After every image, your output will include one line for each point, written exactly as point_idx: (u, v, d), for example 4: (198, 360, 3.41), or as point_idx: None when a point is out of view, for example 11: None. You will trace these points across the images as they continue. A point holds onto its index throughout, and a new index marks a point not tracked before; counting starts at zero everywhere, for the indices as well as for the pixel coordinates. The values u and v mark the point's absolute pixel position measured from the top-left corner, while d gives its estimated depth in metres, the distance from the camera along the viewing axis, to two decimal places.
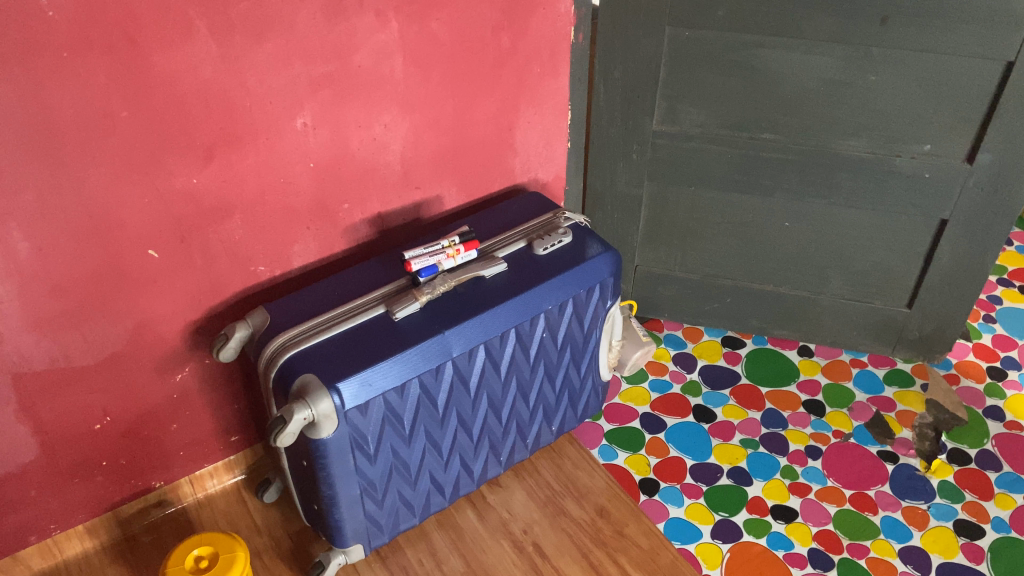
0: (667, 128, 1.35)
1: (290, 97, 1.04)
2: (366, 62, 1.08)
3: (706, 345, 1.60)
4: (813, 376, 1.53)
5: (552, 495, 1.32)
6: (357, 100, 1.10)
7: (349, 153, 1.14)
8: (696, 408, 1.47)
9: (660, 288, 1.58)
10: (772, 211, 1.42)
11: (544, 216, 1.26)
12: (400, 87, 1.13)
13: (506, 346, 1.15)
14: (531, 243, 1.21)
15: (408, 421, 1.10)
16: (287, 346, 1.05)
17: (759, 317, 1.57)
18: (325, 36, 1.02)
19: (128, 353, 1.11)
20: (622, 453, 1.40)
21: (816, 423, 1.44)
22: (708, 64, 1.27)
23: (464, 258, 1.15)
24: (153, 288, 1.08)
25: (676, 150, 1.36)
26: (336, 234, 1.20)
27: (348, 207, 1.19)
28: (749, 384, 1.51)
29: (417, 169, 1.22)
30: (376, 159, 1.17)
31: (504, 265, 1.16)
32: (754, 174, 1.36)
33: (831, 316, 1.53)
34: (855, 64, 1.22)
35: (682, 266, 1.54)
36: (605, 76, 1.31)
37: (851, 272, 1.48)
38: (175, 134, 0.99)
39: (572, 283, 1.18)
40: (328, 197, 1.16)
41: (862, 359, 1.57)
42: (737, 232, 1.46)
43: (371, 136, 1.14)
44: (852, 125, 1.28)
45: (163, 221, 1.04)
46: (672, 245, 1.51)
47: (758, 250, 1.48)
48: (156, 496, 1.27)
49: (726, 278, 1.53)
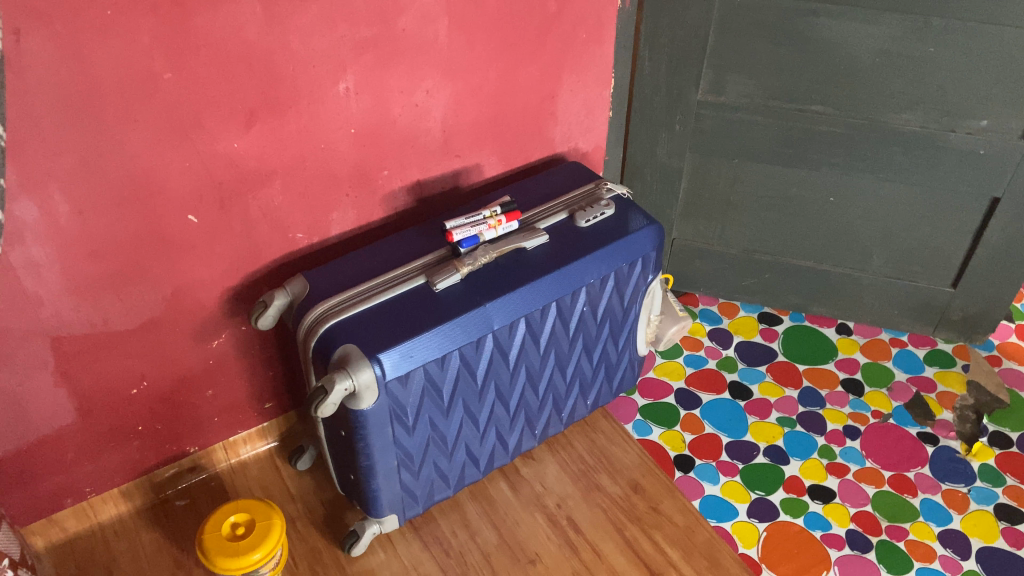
0: (712, 98, 1.32)
1: (333, 60, 1.02)
2: (410, 26, 1.05)
3: (742, 321, 1.56)
4: (851, 355, 1.50)
5: (586, 470, 1.31)
6: (400, 65, 1.07)
7: (390, 119, 1.11)
8: (732, 384, 1.45)
9: (697, 263, 1.55)
10: (817, 186, 1.39)
11: (585, 187, 1.23)
12: (444, 52, 1.10)
13: (547, 320, 1.13)
14: (572, 215, 1.18)
15: (447, 393, 1.09)
16: (326, 316, 1.04)
17: (797, 294, 1.54)
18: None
19: (165, 318, 1.10)
20: (657, 428, 1.38)
21: (854, 403, 1.42)
22: (757, 33, 1.23)
23: (505, 229, 1.14)
24: (191, 254, 1.07)
25: (720, 121, 1.33)
26: (375, 202, 1.18)
27: (387, 175, 1.16)
28: (786, 362, 1.48)
29: (457, 137, 1.19)
30: (417, 126, 1.14)
31: (546, 236, 1.14)
32: (801, 147, 1.33)
33: (872, 294, 1.50)
34: (913, 35, 1.18)
35: (720, 241, 1.50)
36: (651, 43, 1.27)
37: (895, 250, 1.44)
38: (217, 97, 0.97)
39: (614, 257, 1.16)
40: (368, 163, 1.13)
41: (902, 339, 1.54)
42: (779, 206, 1.43)
43: (412, 103, 1.11)
44: (904, 98, 1.24)
45: (203, 186, 1.02)
46: (711, 218, 1.48)
47: (800, 225, 1.45)
48: (190, 461, 1.26)
49: (765, 253, 1.50)
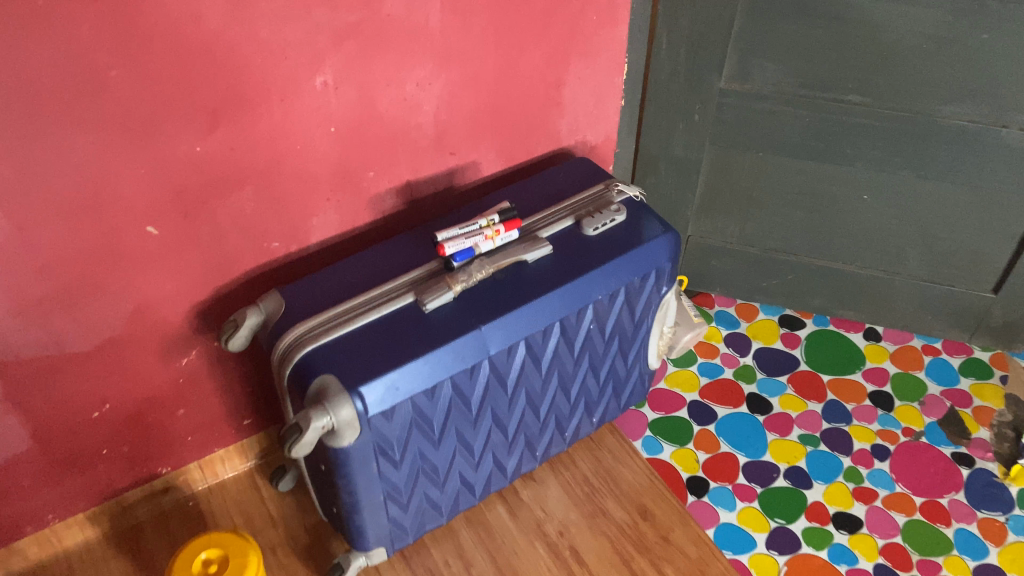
0: (737, 86, 1.18)
1: (308, 51, 0.89)
2: (398, 11, 0.91)
3: (761, 324, 1.44)
4: (880, 365, 1.38)
5: (592, 493, 1.21)
6: (385, 55, 0.94)
7: (376, 115, 0.98)
8: (750, 397, 1.34)
9: (714, 261, 1.43)
10: (850, 183, 1.26)
11: (594, 187, 1.11)
12: (437, 40, 0.96)
13: (549, 342, 1.02)
14: (579, 222, 1.06)
15: (438, 424, 0.98)
16: (303, 342, 0.93)
17: (822, 297, 1.42)
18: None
19: (127, 337, 0.99)
20: (668, 446, 1.28)
21: (883, 419, 1.31)
22: (789, 15, 1.09)
23: (504, 239, 1.02)
24: (153, 268, 0.95)
25: (745, 110, 1.20)
26: (359, 205, 1.06)
27: (374, 175, 1.04)
28: (809, 372, 1.37)
29: (452, 132, 1.06)
30: (406, 122, 1.02)
31: (549, 247, 1.02)
32: (833, 141, 1.21)
33: (905, 298, 1.38)
34: (968, 19, 1.04)
35: (740, 239, 1.38)
36: (670, 25, 1.14)
37: (933, 252, 1.31)
38: (174, 95, 0.84)
39: (625, 270, 1.04)
40: (351, 164, 1.01)
41: (936, 346, 1.42)
42: (807, 203, 1.30)
43: (401, 96, 0.99)
44: (954, 89, 1.11)
45: (163, 194, 0.90)
46: (732, 214, 1.35)
47: (829, 224, 1.32)
48: (162, 482, 1.17)
49: (789, 253, 1.38)
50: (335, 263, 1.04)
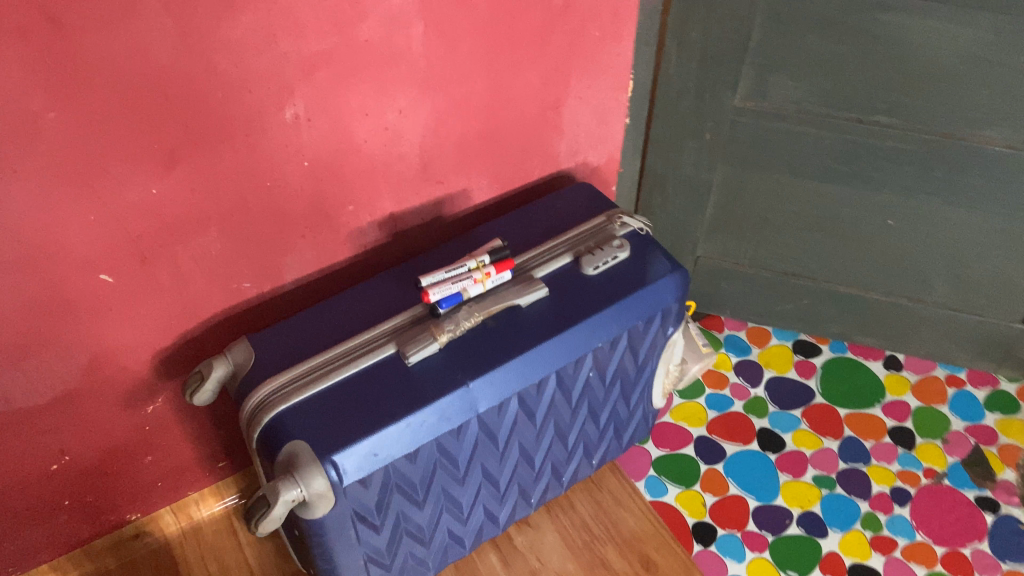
0: (752, 104, 1.08)
1: (274, 82, 0.79)
2: (376, 36, 0.82)
3: (774, 350, 1.35)
4: (900, 397, 1.30)
5: (590, 541, 1.13)
6: (363, 84, 0.85)
7: (354, 147, 0.89)
8: (761, 433, 1.25)
9: (724, 284, 1.34)
10: (873, 207, 1.16)
11: (595, 219, 1.02)
12: (421, 64, 0.87)
13: (544, 394, 0.93)
14: (578, 260, 0.97)
15: (422, 485, 0.90)
16: (274, 401, 0.85)
17: (839, 323, 1.33)
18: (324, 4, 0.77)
19: (84, 388, 0.91)
20: (673, 488, 1.20)
21: (903, 459, 1.22)
22: (812, 30, 0.99)
23: (495, 282, 0.93)
24: (109, 317, 0.87)
25: (761, 131, 1.10)
26: (338, 241, 0.97)
27: (353, 210, 0.95)
28: (825, 405, 1.28)
29: (439, 161, 0.97)
30: (388, 152, 0.92)
31: (545, 289, 0.93)
32: (856, 164, 1.11)
33: (928, 327, 1.29)
34: (1010, 38, 0.94)
35: (753, 262, 1.29)
36: (680, 39, 1.03)
37: (961, 280, 1.21)
38: (124, 136, 0.75)
39: (629, 314, 0.95)
40: (328, 199, 0.92)
41: (960, 377, 1.33)
42: (825, 227, 1.21)
43: (381, 126, 0.89)
44: (992, 113, 1.01)
45: (117, 240, 0.82)
46: (744, 237, 1.26)
47: (849, 249, 1.23)
48: (132, 529, 1.09)
49: (805, 277, 1.29)
50: (312, 306, 0.96)
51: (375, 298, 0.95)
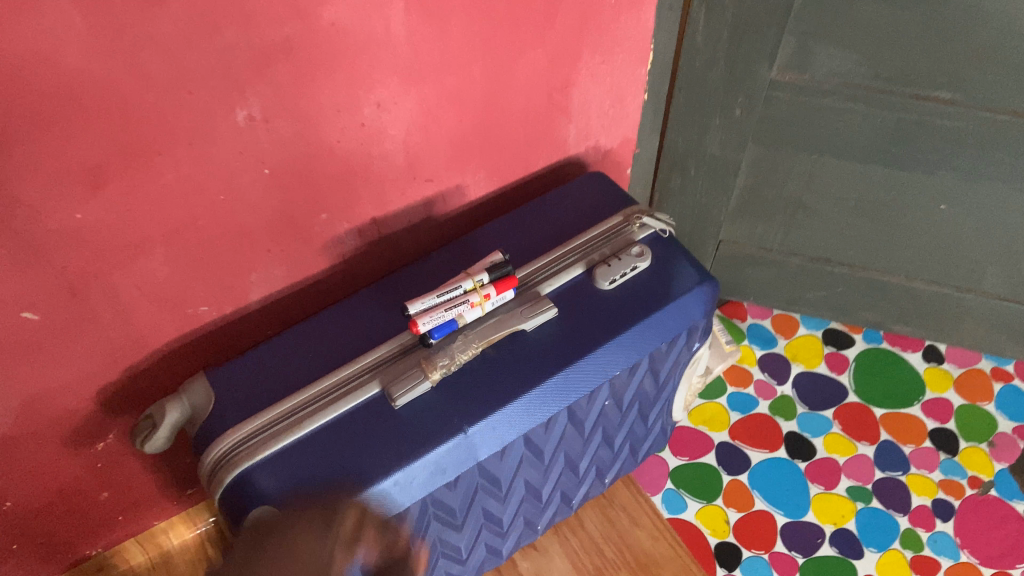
0: (791, 77, 0.93)
1: (220, 80, 0.64)
2: (345, 20, 0.66)
3: (802, 342, 1.23)
4: (942, 395, 1.18)
5: (602, 566, 1.02)
6: (332, 76, 0.69)
7: (324, 149, 0.74)
8: (790, 438, 1.14)
9: (749, 270, 1.20)
10: (923, 191, 1.02)
11: (610, 220, 0.88)
12: (402, 50, 0.71)
13: (553, 431, 0.81)
14: (591, 271, 0.84)
15: (414, 540, 0.78)
16: (238, 456, 0.72)
17: (875, 312, 1.20)
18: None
19: (19, 434, 0.78)
20: (693, 502, 1.09)
21: (946, 466, 1.11)
22: None
23: (495, 304, 0.80)
24: (40, 358, 0.73)
25: (800, 107, 0.95)
26: (311, 253, 0.83)
27: (327, 218, 0.81)
28: (859, 405, 1.17)
29: (427, 158, 0.83)
30: (366, 151, 0.78)
31: (554, 310, 0.80)
32: (909, 146, 0.96)
33: (976, 317, 1.16)
34: None
35: (782, 247, 1.15)
36: (710, 3, 0.87)
37: (1018, 270, 1.08)
38: (31, 157, 0.60)
39: (651, 336, 0.82)
40: (296, 209, 0.78)
41: (1008, 370, 1.20)
42: (867, 211, 1.07)
43: (356, 123, 0.74)
44: None
45: (38, 274, 0.67)
46: (774, 221, 1.12)
47: (892, 234, 1.09)
48: (94, 563, 0.98)
49: (840, 264, 1.15)
50: (284, 332, 0.83)
51: (358, 322, 0.82)
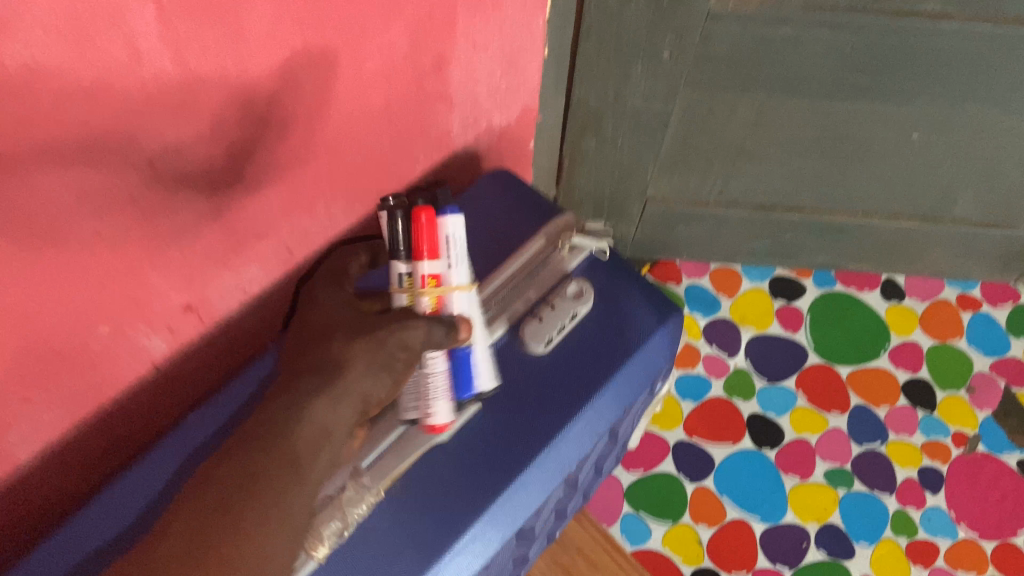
0: (737, 5, 0.66)
1: None
2: (42, 60, 0.36)
3: (748, 299, 1.06)
4: (909, 338, 1.03)
5: None
6: (48, 150, 0.39)
7: (75, 251, 0.45)
8: (753, 422, 0.97)
9: (680, 227, 0.99)
10: (897, 122, 0.79)
11: (528, 246, 0.65)
12: (171, 80, 0.43)
13: (498, 560, 0.59)
14: (517, 331, 0.61)
15: None
16: None
17: (826, 253, 1.03)
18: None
19: None
20: (657, 526, 0.90)
21: (926, 425, 0.96)
22: None
23: (451, 236, 0.55)
24: None
25: (746, 43, 0.70)
26: (101, 380, 0.55)
27: (113, 331, 0.53)
28: (821, 367, 1.01)
29: (251, 206, 0.55)
30: (152, 229, 0.49)
31: (476, 403, 0.57)
32: (886, 74, 0.72)
33: (943, 247, 0.99)
34: None
35: (721, 199, 0.94)
36: None
37: (996, 192, 0.89)
38: None
39: (610, 411, 0.60)
40: (52, 341, 0.48)
41: (974, 296, 1.07)
42: (827, 150, 0.84)
43: (119, 201, 0.45)
44: None
45: None
46: (711, 172, 0.89)
47: (855, 173, 0.88)
48: None
49: (790, 209, 0.95)
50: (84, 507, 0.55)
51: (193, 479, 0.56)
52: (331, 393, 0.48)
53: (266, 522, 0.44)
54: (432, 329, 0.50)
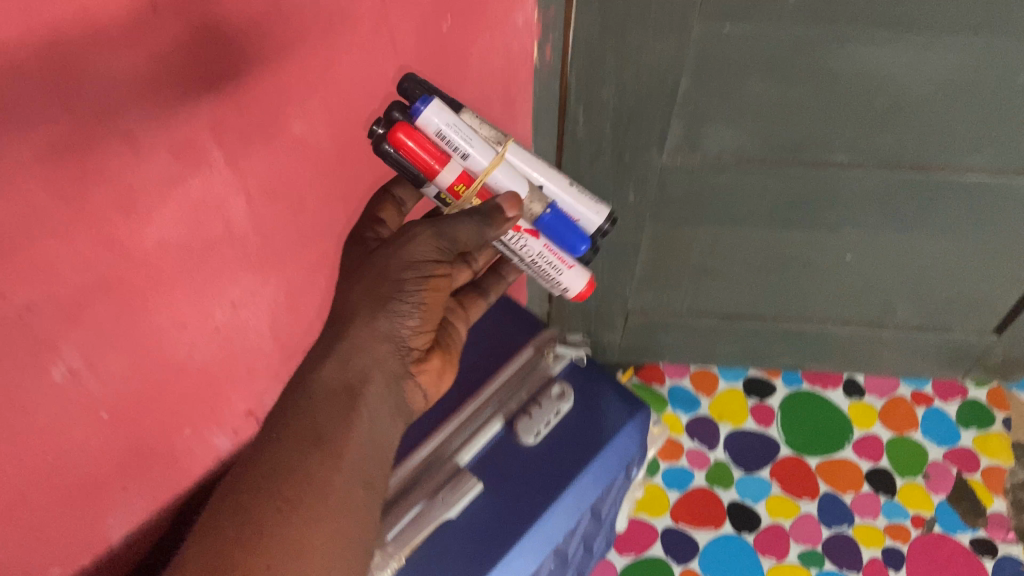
0: (683, 160, 0.83)
1: (21, 347, 0.47)
2: (171, 236, 0.52)
3: (725, 398, 1.20)
4: (869, 431, 1.15)
5: None
6: (165, 296, 0.55)
7: (174, 367, 0.61)
8: (732, 509, 1.08)
9: (660, 335, 1.14)
10: (831, 245, 0.94)
11: (520, 356, 0.79)
12: (251, 240, 0.59)
13: None
14: (512, 426, 0.75)
15: None
16: None
17: (790, 355, 1.17)
18: (75, 221, 0.45)
19: None
20: None
21: (888, 509, 1.07)
22: (755, 71, 0.72)
23: (443, 128, 0.54)
24: None
25: (694, 188, 0.86)
26: (180, 470, 0.69)
27: (193, 431, 0.67)
28: (792, 458, 1.12)
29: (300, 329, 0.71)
30: (229, 348, 0.65)
31: (479, 484, 0.70)
32: (812, 209, 0.88)
33: (892, 348, 1.13)
34: (1004, 60, 0.70)
35: (692, 311, 1.09)
36: (587, 105, 0.76)
37: (927, 300, 1.03)
38: None
39: (589, 491, 0.73)
40: (151, 437, 0.63)
41: (926, 392, 1.20)
42: (776, 269, 1.00)
43: (208, 330, 0.62)
44: (973, 139, 0.78)
45: None
46: (681, 288, 1.04)
47: (803, 287, 1.03)
48: None
49: (753, 318, 1.10)
50: None
51: None
52: (363, 332, 0.53)
53: (302, 505, 0.46)
54: (459, 226, 0.53)
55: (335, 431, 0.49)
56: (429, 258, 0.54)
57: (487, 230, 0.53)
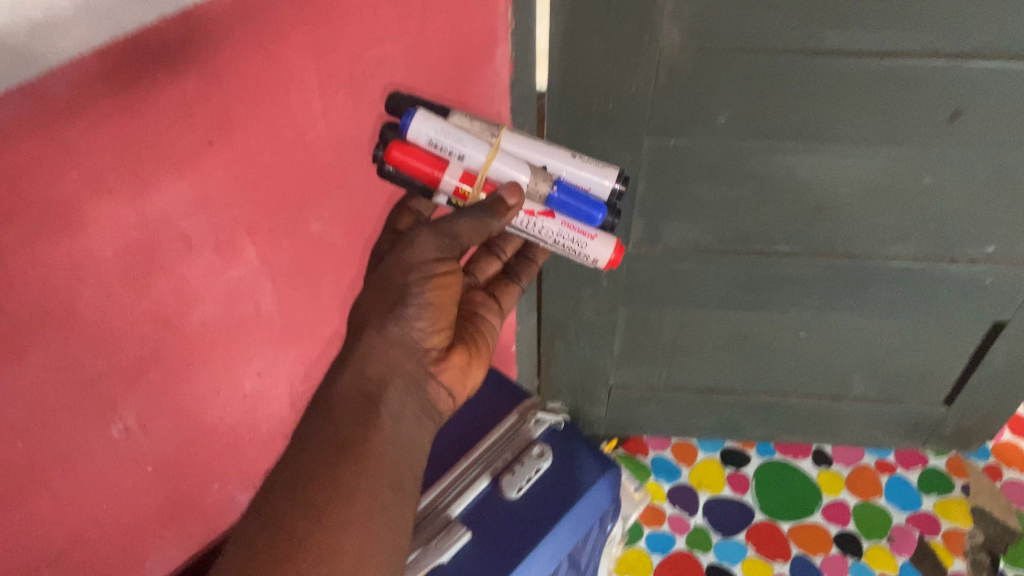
0: (646, 250, 0.96)
1: (93, 404, 0.59)
2: (213, 316, 0.65)
3: (704, 467, 1.29)
4: (838, 497, 1.24)
5: None
6: (206, 365, 0.68)
7: (209, 427, 0.72)
8: (711, 570, 1.16)
9: (641, 409, 1.25)
10: (785, 324, 1.06)
11: (505, 421, 0.91)
12: (275, 319, 0.72)
13: None
14: (498, 481, 0.85)
15: None
16: None
17: (762, 427, 1.27)
18: (143, 305, 0.58)
19: None
20: None
21: (855, 570, 1.15)
22: (700, 175, 0.86)
23: (432, 136, 0.64)
24: None
25: (658, 274, 0.99)
26: (208, 520, 0.80)
27: (220, 485, 0.78)
28: (766, 522, 1.21)
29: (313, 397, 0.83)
30: (253, 412, 0.77)
31: (468, 532, 0.80)
32: (763, 293, 1.00)
33: (854, 420, 1.22)
34: (908, 165, 0.83)
35: (667, 385, 1.19)
36: None
37: (879, 374, 1.14)
38: None
39: (566, 538, 0.83)
40: (186, 489, 0.74)
41: (890, 461, 1.29)
42: (739, 347, 1.11)
43: (237, 396, 0.74)
44: (894, 230, 0.91)
45: None
46: (655, 364, 1.15)
47: (765, 363, 1.14)
48: None
49: (724, 392, 1.20)
50: None
51: None
52: (376, 339, 0.62)
53: (333, 506, 0.54)
54: (460, 222, 0.63)
55: (357, 435, 0.58)
56: (430, 259, 0.64)
57: (489, 219, 0.62)
